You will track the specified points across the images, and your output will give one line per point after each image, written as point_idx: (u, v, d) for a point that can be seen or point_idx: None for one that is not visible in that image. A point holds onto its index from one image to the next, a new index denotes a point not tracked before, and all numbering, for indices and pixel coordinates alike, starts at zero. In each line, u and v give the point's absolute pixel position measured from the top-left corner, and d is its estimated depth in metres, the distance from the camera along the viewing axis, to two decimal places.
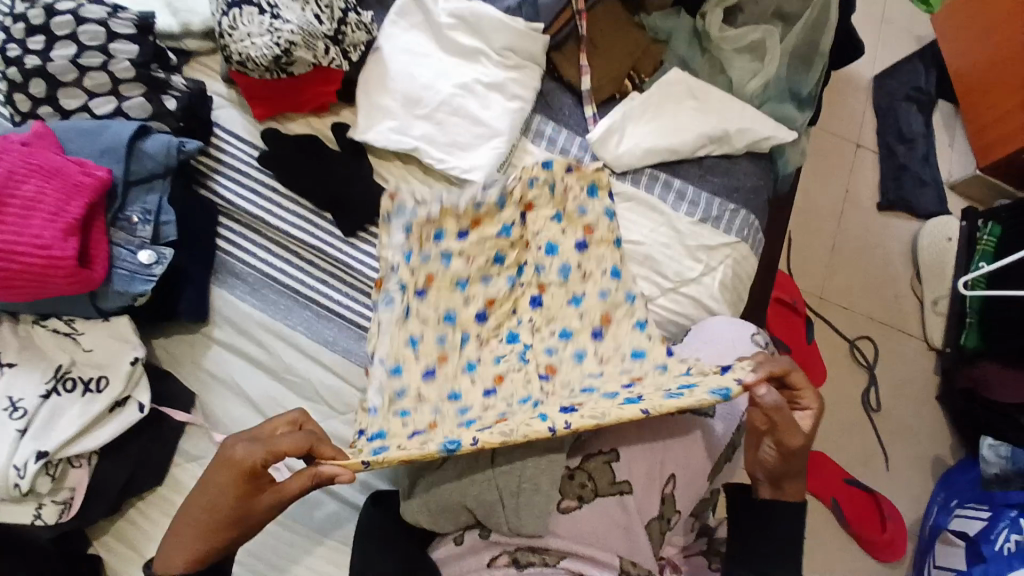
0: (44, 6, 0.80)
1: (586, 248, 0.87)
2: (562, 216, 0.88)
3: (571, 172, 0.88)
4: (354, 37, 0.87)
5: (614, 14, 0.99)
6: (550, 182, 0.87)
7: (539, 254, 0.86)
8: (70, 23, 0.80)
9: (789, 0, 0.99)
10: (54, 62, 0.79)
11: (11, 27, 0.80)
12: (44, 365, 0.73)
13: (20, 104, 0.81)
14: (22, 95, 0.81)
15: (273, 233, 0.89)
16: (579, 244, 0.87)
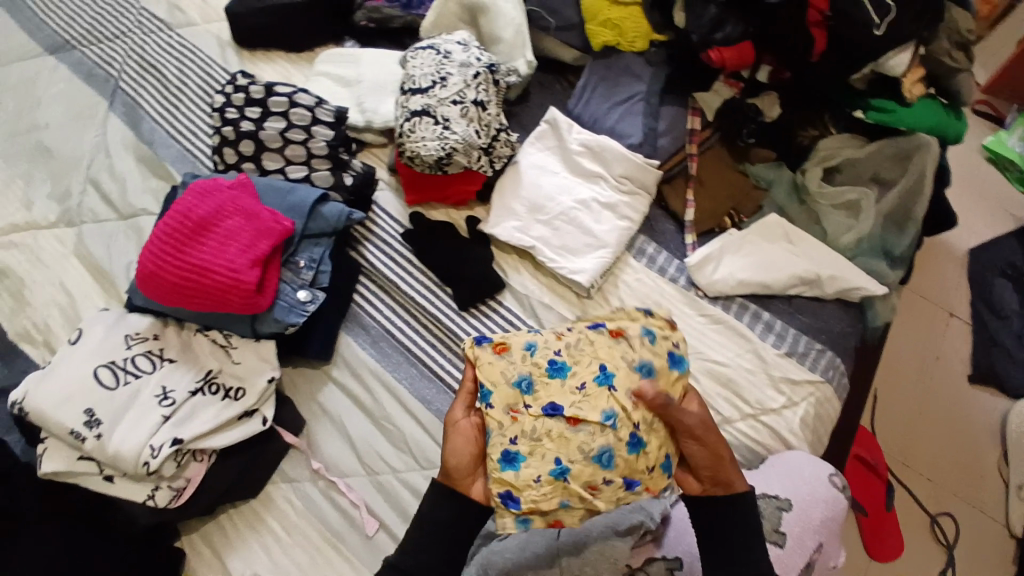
0: (266, 86, 1.05)
1: (638, 440, 0.74)
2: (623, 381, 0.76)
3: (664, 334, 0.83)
4: (500, 151, 1.04)
5: (721, 159, 1.12)
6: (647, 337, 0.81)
7: (600, 410, 0.75)
8: (285, 104, 1.04)
9: (886, 168, 1.08)
10: (265, 131, 1.02)
11: (233, 95, 1.05)
12: (197, 367, 0.87)
13: (227, 157, 1.03)
14: (231, 149, 1.03)
15: (400, 296, 1.04)
16: (634, 436, 0.75)
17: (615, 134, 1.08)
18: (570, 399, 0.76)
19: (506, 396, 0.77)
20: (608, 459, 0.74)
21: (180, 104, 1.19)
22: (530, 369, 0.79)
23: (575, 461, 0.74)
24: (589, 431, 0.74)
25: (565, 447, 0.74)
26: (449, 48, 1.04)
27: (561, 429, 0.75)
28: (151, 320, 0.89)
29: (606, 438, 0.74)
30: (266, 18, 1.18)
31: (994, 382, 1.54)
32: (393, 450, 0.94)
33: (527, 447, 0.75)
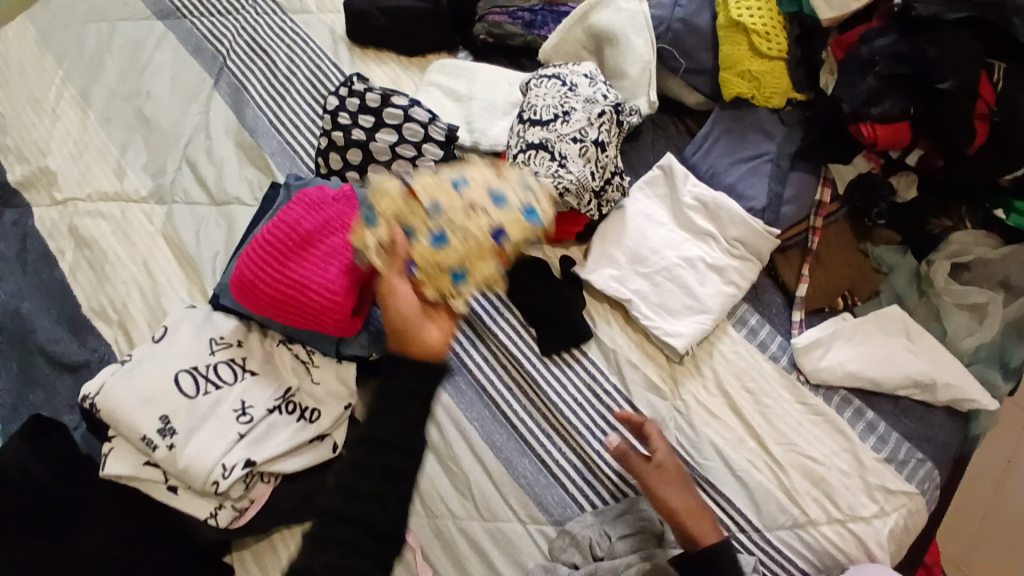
0: (383, 94, 1.00)
1: (457, 274, 0.68)
2: (493, 204, 0.72)
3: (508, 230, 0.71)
4: (611, 196, 0.98)
5: (843, 236, 1.03)
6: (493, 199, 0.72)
7: (432, 223, 0.69)
8: (400, 117, 0.99)
9: (1017, 274, 1.00)
10: (376, 142, 0.98)
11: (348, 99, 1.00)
12: (277, 383, 0.83)
13: (332, 162, 1.00)
14: (337, 155, 1.00)
15: (482, 330, 0.99)
16: (441, 237, 0.69)
17: (733, 194, 1.01)
18: (459, 206, 0.71)
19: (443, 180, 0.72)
20: (436, 240, 0.69)
21: (286, 93, 1.16)
22: (495, 186, 0.74)
23: (446, 224, 0.70)
24: (448, 225, 0.70)
25: (455, 214, 0.70)
26: (574, 80, 1.00)
27: (443, 187, 0.72)
28: (236, 323, 0.86)
29: (440, 223, 0.69)
30: (387, 19, 1.17)
31: None
32: (456, 495, 0.89)
33: (448, 204, 0.71)
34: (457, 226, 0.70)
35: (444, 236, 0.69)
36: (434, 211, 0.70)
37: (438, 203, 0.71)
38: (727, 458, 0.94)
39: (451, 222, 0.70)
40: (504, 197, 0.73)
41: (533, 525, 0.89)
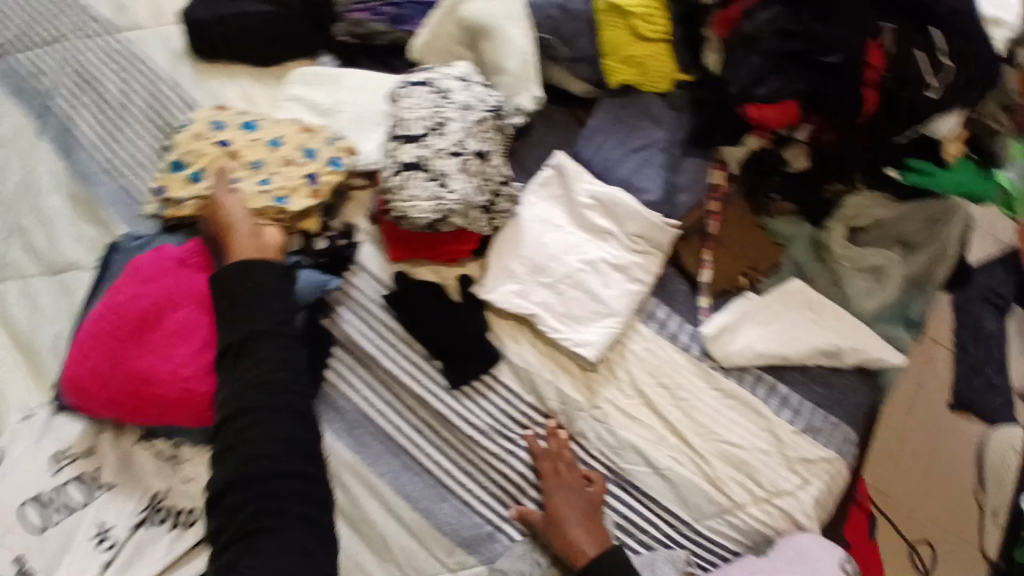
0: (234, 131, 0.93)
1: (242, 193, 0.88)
2: (303, 150, 0.92)
3: (315, 180, 0.90)
4: (503, 207, 0.90)
5: (740, 214, 1.01)
6: (308, 159, 0.92)
7: (255, 163, 0.90)
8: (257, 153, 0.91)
9: (913, 231, 1.00)
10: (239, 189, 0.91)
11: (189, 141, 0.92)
12: (140, 491, 0.78)
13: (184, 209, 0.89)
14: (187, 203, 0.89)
15: (382, 373, 0.92)
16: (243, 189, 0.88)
17: (629, 187, 0.96)
18: (265, 151, 0.91)
19: (258, 133, 0.93)
20: (239, 179, 0.89)
21: (121, 128, 1.00)
22: (276, 132, 0.94)
23: (236, 157, 0.91)
24: (248, 172, 0.90)
25: (245, 146, 0.91)
26: (448, 84, 0.89)
27: (261, 136, 0.93)
28: (83, 427, 0.79)
29: (243, 165, 0.90)
30: (229, 32, 1.03)
31: (971, 410, 1.61)
32: (377, 555, 0.85)
33: (246, 136, 0.92)
34: (281, 174, 0.90)
35: (255, 156, 0.91)
36: (250, 149, 0.91)
37: (261, 137, 0.92)
38: (649, 458, 0.93)
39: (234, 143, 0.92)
40: (314, 149, 0.92)
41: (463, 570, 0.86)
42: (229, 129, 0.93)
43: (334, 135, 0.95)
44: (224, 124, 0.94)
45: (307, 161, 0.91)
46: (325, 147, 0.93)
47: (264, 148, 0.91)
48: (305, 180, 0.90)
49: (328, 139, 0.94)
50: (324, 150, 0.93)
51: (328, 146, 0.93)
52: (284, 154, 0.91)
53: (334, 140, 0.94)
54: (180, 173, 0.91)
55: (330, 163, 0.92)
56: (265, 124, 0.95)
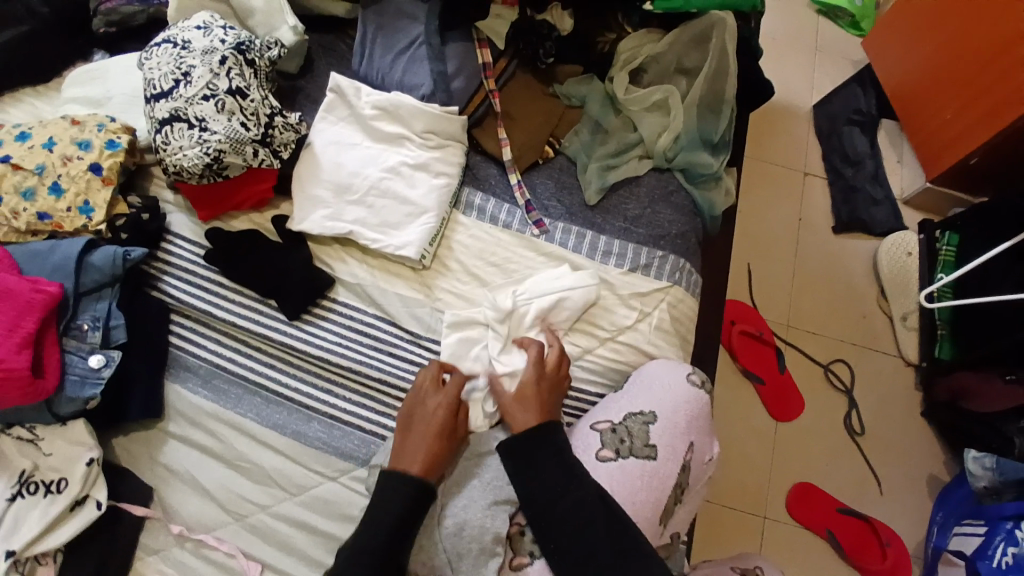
0: (11, 145, 0.92)
1: (44, 214, 0.89)
2: (80, 145, 0.92)
3: (101, 171, 0.91)
4: (282, 138, 0.92)
5: (529, 86, 1.06)
6: (87, 153, 0.91)
7: (40, 174, 0.90)
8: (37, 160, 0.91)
9: (688, 56, 1.05)
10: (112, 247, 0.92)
11: None
12: (8, 472, 0.80)
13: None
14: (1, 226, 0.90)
15: (222, 324, 0.95)
16: (42, 209, 0.90)
17: (406, 88, 1.00)
18: (45, 157, 0.91)
19: (34, 143, 0.92)
20: (30, 194, 0.90)
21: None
22: (51, 135, 0.93)
23: (18, 174, 0.90)
24: (35, 183, 0.90)
25: (23, 158, 0.91)
26: (187, 37, 0.92)
27: (37, 145, 0.92)
28: None
29: (30, 181, 0.90)
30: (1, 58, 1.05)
31: (859, 227, 1.68)
32: (256, 485, 0.89)
33: (22, 148, 0.92)
34: (67, 175, 0.90)
35: (36, 167, 0.90)
36: (29, 161, 0.91)
37: (36, 145, 0.92)
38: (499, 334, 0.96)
39: (13, 159, 0.91)
40: (91, 141, 0.92)
41: (344, 476, 0.90)
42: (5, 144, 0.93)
43: (107, 122, 0.95)
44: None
45: (85, 155, 0.91)
46: (98, 136, 0.93)
47: (42, 155, 0.91)
48: (92, 174, 0.91)
49: (103, 128, 0.94)
50: (99, 140, 0.92)
51: (103, 134, 0.93)
52: (63, 154, 0.91)
53: (107, 127, 0.94)
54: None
55: (109, 150, 0.92)
56: (39, 130, 0.94)
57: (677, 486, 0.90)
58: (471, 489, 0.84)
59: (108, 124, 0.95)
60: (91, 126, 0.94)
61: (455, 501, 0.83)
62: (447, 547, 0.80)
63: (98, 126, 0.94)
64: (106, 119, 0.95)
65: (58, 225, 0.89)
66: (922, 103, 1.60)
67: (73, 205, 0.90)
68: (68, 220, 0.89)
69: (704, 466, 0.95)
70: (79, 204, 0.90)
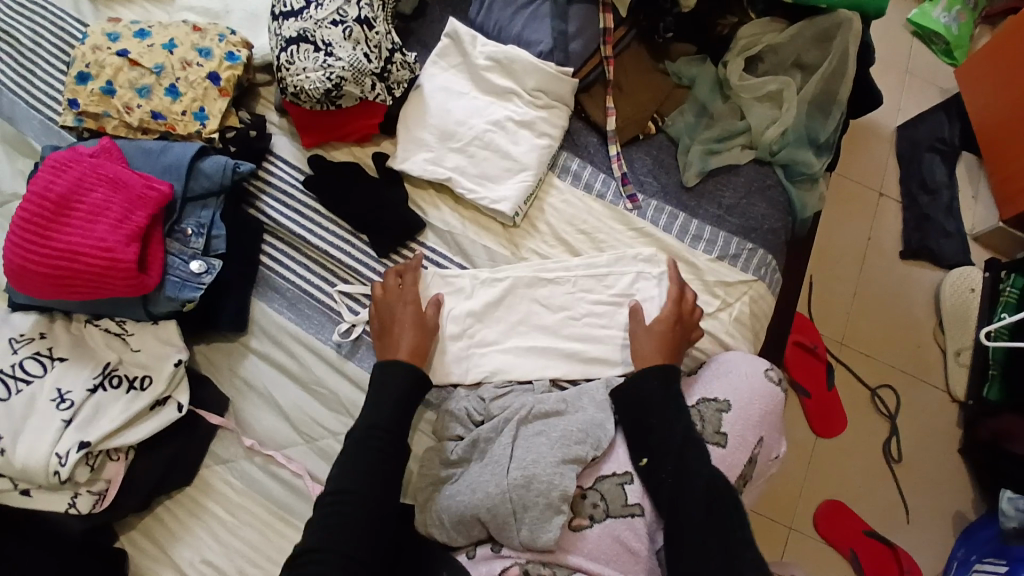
0: (131, 42, 0.95)
1: (159, 113, 0.92)
2: (200, 52, 0.95)
3: (218, 80, 0.94)
4: (398, 75, 0.96)
5: (640, 61, 1.06)
6: (206, 61, 0.94)
7: (159, 75, 0.93)
8: (158, 61, 0.94)
9: (809, 51, 1.04)
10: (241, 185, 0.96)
11: (91, 55, 0.94)
12: (93, 362, 0.81)
13: (113, 129, 0.94)
14: (118, 121, 0.94)
15: (312, 251, 0.96)
16: (157, 108, 0.93)
17: (523, 43, 1.01)
18: (164, 59, 0.94)
19: (154, 42, 0.95)
20: (147, 94, 0.93)
21: (36, 68, 1.04)
22: (172, 38, 0.96)
23: (138, 72, 0.93)
24: (154, 84, 0.93)
25: (143, 56, 0.94)
26: None
27: (157, 45, 0.95)
28: (35, 318, 0.83)
29: (149, 81, 0.93)
30: None
31: (925, 256, 1.63)
32: (328, 412, 0.89)
33: (141, 45, 0.95)
34: (186, 81, 0.93)
35: (155, 67, 0.93)
36: (148, 61, 0.94)
37: (156, 45, 0.95)
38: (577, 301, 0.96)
39: (133, 56, 0.94)
40: (212, 49, 0.95)
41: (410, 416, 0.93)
42: (124, 40, 0.95)
43: (227, 33, 0.97)
44: (119, 37, 0.96)
45: (205, 63, 0.94)
46: (218, 46, 0.95)
47: (161, 57, 0.94)
48: (210, 82, 0.93)
49: (223, 39, 0.96)
50: (219, 50, 0.95)
51: (224, 45, 0.96)
52: (184, 60, 0.94)
53: (227, 38, 0.96)
54: (89, 86, 0.93)
55: (228, 62, 0.95)
56: (160, 32, 0.97)
57: (741, 477, 0.90)
58: (543, 444, 0.83)
59: (228, 35, 0.97)
60: (213, 35, 0.96)
61: (522, 453, 0.82)
62: (515, 497, 0.79)
63: (219, 36, 0.97)
64: (226, 30, 0.98)
65: (171, 127, 0.92)
66: (1012, 141, 1.56)
67: (188, 109, 0.93)
68: (181, 124, 0.93)
69: (769, 462, 0.95)
70: (195, 110, 0.93)
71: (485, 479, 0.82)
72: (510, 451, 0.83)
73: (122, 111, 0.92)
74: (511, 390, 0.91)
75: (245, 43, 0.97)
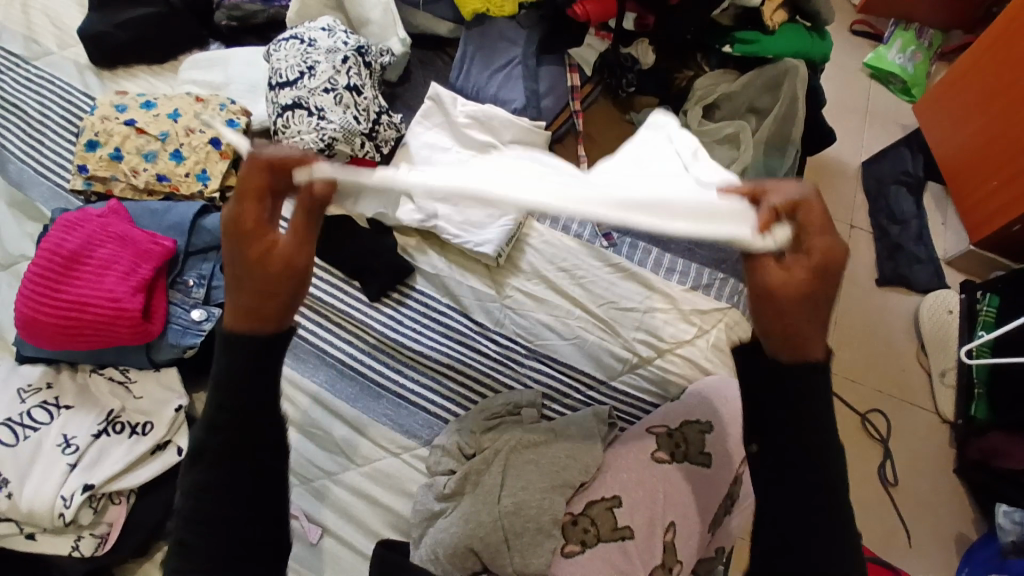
0: (139, 113, 1.04)
1: (164, 176, 1.01)
2: (203, 120, 1.04)
3: (218, 143, 1.02)
4: (385, 134, 1.05)
5: (606, 113, 1.18)
6: (207, 128, 1.03)
7: (164, 142, 1.02)
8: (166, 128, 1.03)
9: (760, 98, 1.14)
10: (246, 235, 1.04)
11: (98, 124, 1.03)
12: (97, 409, 0.85)
13: (120, 191, 1.01)
14: (123, 184, 1.01)
15: (309, 299, 1.02)
16: (161, 171, 1.01)
17: (499, 102, 1.10)
18: (168, 127, 1.03)
19: (160, 113, 1.04)
20: (153, 160, 1.01)
21: (44, 136, 1.12)
22: (177, 109, 1.05)
23: (144, 139, 1.02)
24: (159, 150, 1.02)
25: (150, 126, 1.03)
26: (313, 36, 1.07)
27: (163, 116, 1.04)
28: (43, 368, 0.87)
29: (155, 147, 1.02)
30: (127, 35, 1.17)
31: (901, 284, 1.70)
32: (323, 450, 0.94)
33: (148, 116, 1.04)
34: (188, 146, 1.02)
35: (160, 135, 1.02)
36: (153, 129, 1.03)
37: (161, 115, 1.04)
38: (559, 332, 1.01)
39: (140, 126, 1.03)
40: (213, 118, 1.04)
41: (405, 453, 0.95)
42: (133, 112, 1.04)
43: (228, 103, 1.07)
44: (127, 108, 1.05)
45: (207, 130, 1.03)
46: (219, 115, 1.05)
47: (166, 126, 1.03)
48: (211, 147, 1.02)
49: (224, 108, 1.06)
50: (219, 118, 1.04)
51: (224, 114, 1.05)
52: (187, 127, 1.03)
53: (227, 107, 1.06)
54: (98, 153, 1.01)
55: (227, 128, 1.04)
56: (166, 104, 1.06)
57: (727, 496, 0.90)
58: (535, 471, 0.85)
59: (229, 105, 1.07)
60: (215, 106, 1.06)
61: (514, 480, 0.84)
62: (507, 524, 0.81)
63: (220, 106, 1.06)
64: (227, 101, 1.07)
65: (175, 188, 1.00)
66: (972, 168, 1.65)
67: (190, 171, 1.01)
68: (186, 185, 1.00)
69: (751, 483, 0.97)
70: (196, 172, 1.01)
71: (477, 509, 0.83)
72: (501, 480, 0.85)
73: (129, 176, 1.01)
74: (492, 425, 0.93)
75: (243, 111, 1.06)
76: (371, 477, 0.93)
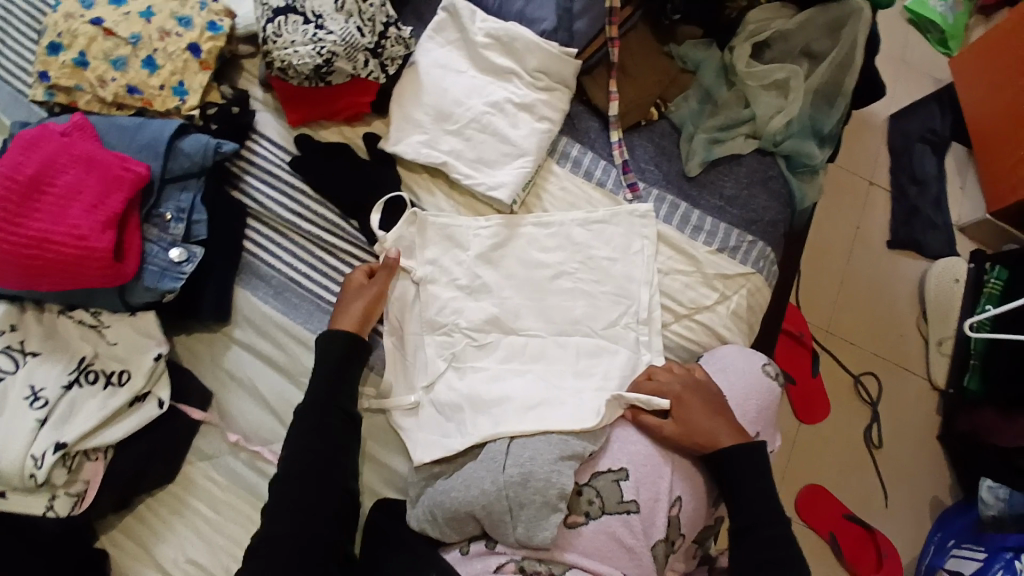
0: (104, 9, 0.88)
1: (136, 88, 0.86)
2: (179, 20, 0.88)
3: (199, 51, 0.88)
4: (392, 51, 0.92)
5: (646, 42, 1.03)
6: (185, 31, 0.88)
7: (136, 47, 0.87)
8: (139, 28, 0.87)
9: (817, 40, 1.02)
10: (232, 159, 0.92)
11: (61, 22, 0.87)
12: (68, 356, 0.77)
13: (85, 103, 0.87)
14: (90, 94, 0.87)
15: (299, 237, 0.91)
16: (132, 81, 0.86)
17: (524, 21, 0.96)
18: (140, 28, 0.87)
19: (128, 9, 0.88)
20: (123, 68, 0.87)
21: (5, 34, 0.95)
22: (149, 5, 0.89)
23: (112, 42, 0.87)
24: (128, 55, 0.87)
25: (117, 25, 0.87)
26: None
27: (133, 13, 0.88)
28: (5, 307, 0.77)
29: (124, 51, 0.87)
30: None
31: (912, 247, 1.63)
32: None
33: (115, 12, 0.88)
34: (164, 53, 0.87)
35: (129, 37, 0.87)
36: (122, 29, 0.87)
37: (131, 12, 0.88)
38: None
39: (106, 24, 0.87)
40: (192, 18, 0.88)
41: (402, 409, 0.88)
42: (98, 7, 0.88)
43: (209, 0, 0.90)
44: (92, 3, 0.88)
45: (186, 35, 0.88)
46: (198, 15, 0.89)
47: (137, 26, 0.87)
48: (190, 54, 0.87)
49: (204, 6, 0.90)
50: (199, 19, 0.89)
51: (205, 14, 0.89)
52: (162, 28, 0.88)
53: (208, 6, 0.90)
54: (61, 58, 0.86)
55: (208, 32, 0.89)
56: None
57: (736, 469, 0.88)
58: (540, 443, 0.81)
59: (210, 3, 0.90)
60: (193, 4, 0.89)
61: (520, 450, 0.81)
62: (511, 494, 0.77)
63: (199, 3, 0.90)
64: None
65: (149, 102, 0.86)
66: (1007, 131, 1.55)
67: (168, 84, 0.87)
68: (160, 99, 0.87)
69: None
70: (173, 85, 0.87)
71: (481, 476, 0.80)
72: (506, 448, 0.82)
73: (95, 85, 0.86)
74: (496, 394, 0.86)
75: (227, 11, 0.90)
76: (366, 433, 0.89)
